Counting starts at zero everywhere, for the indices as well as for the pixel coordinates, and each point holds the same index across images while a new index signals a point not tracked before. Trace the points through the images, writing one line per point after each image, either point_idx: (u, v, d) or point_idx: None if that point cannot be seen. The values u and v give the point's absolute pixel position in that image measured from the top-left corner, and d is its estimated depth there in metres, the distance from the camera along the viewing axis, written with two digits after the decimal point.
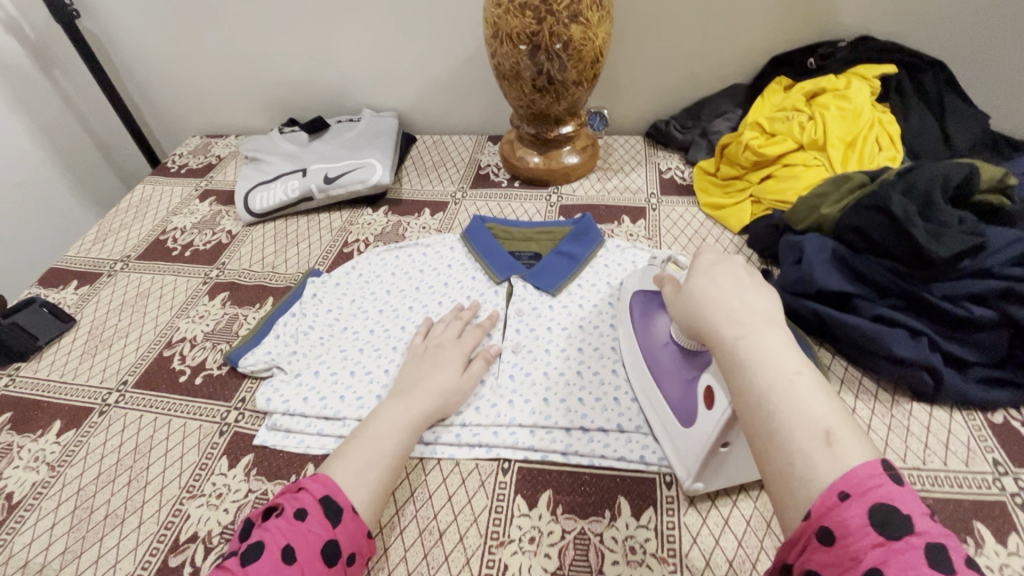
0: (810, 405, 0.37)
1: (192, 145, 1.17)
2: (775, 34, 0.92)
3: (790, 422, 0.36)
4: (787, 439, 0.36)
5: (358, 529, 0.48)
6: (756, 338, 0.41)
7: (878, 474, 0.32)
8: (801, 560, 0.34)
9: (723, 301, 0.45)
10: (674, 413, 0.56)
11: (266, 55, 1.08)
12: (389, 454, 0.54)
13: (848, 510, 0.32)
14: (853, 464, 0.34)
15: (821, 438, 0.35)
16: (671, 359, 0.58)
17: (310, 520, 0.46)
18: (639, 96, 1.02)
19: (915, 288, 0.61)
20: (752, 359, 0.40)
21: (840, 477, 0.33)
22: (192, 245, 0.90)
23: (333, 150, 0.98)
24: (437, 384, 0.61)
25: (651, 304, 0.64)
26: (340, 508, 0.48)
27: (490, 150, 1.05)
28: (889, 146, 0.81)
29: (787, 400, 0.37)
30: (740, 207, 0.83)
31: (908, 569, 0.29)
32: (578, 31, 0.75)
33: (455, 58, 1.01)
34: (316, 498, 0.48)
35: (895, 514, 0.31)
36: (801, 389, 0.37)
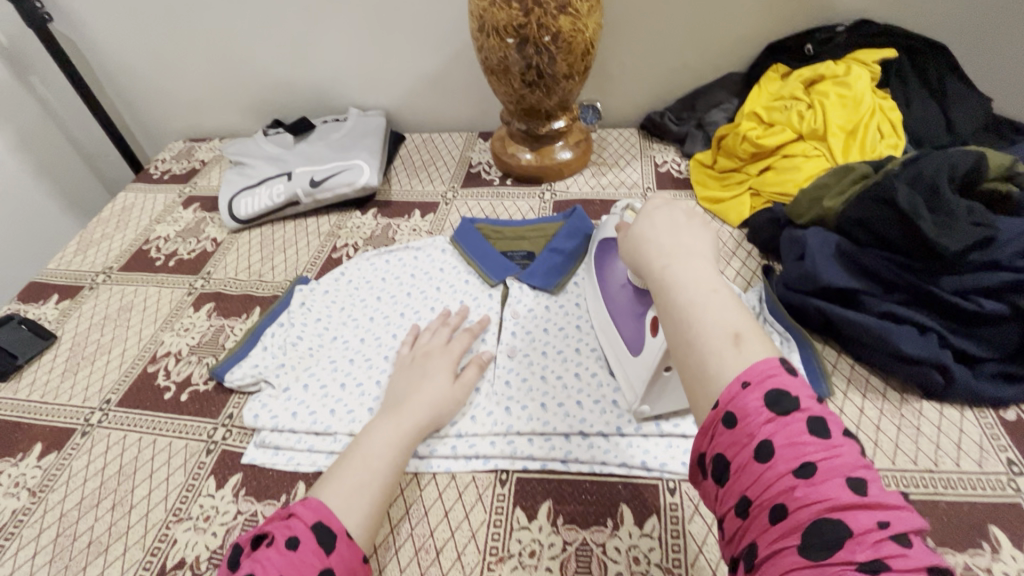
0: (720, 315, 0.37)
1: (175, 149, 1.14)
2: (770, 21, 0.90)
3: (703, 331, 0.37)
4: (699, 347, 0.37)
5: (352, 557, 0.45)
6: (683, 266, 0.41)
7: (776, 364, 0.34)
8: (707, 445, 0.34)
9: (656, 240, 0.45)
10: (626, 345, 0.60)
11: (247, 54, 1.04)
12: (385, 469, 0.52)
13: (747, 395, 0.33)
14: (756, 360, 0.34)
15: (729, 340, 0.36)
16: (626, 298, 0.61)
17: (305, 549, 0.43)
18: (632, 86, 0.99)
19: (921, 282, 0.59)
20: (675, 286, 0.40)
21: (743, 369, 0.34)
22: (176, 255, 0.87)
23: (319, 152, 0.95)
24: (430, 395, 0.59)
25: (608, 253, 0.68)
26: (335, 534, 0.45)
27: (482, 148, 1.03)
28: (891, 134, 0.79)
29: (701, 311, 0.38)
30: (740, 200, 0.81)
31: (794, 439, 0.31)
32: (567, 22, 0.72)
33: (442, 54, 0.98)
34: (309, 524, 0.45)
35: (786, 395, 0.32)
36: (716, 301, 0.38)
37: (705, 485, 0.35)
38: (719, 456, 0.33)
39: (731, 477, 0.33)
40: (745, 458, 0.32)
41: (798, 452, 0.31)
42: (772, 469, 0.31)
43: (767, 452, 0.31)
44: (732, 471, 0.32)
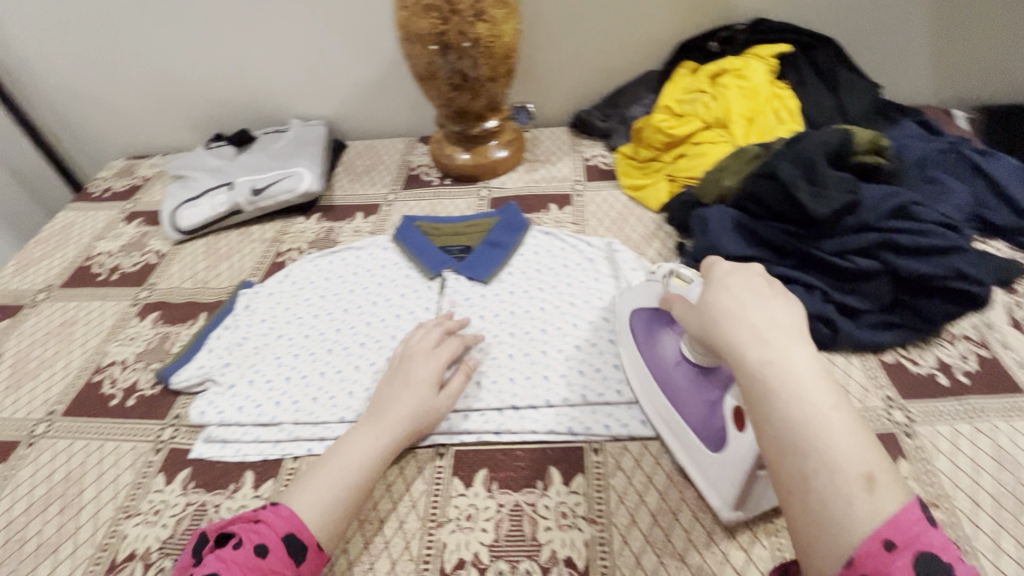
0: (844, 442, 0.34)
1: (115, 168, 1.14)
2: (678, 22, 0.98)
3: (825, 462, 0.34)
4: (823, 482, 0.33)
5: (319, 562, 0.49)
6: (783, 360, 0.37)
7: (920, 520, 0.31)
8: None
9: (745, 318, 0.40)
10: (696, 435, 0.54)
11: (185, 70, 1.06)
12: (354, 474, 0.54)
13: (893, 558, 0.30)
14: (895, 510, 0.32)
15: (862, 483, 0.33)
16: (687, 379, 0.56)
17: (273, 558, 0.46)
18: (560, 86, 1.06)
19: (807, 247, 0.66)
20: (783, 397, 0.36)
21: (884, 523, 0.31)
22: (119, 268, 0.88)
23: (261, 162, 0.98)
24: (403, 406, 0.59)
25: (655, 321, 0.61)
26: (304, 545, 0.48)
27: (422, 151, 1.07)
28: (787, 119, 0.87)
29: (822, 435, 0.34)
30: (658, 187, 0.88)
31: None
32: (484, 28, 0.77)
33: (377, 63, 1.02)
34: (280, 535, 0.48)
35: (936, 561, 0.30)
36: (836, 423, 0.34)
37: None
38: None
39: None
40: None
41: None
42: None
43: None
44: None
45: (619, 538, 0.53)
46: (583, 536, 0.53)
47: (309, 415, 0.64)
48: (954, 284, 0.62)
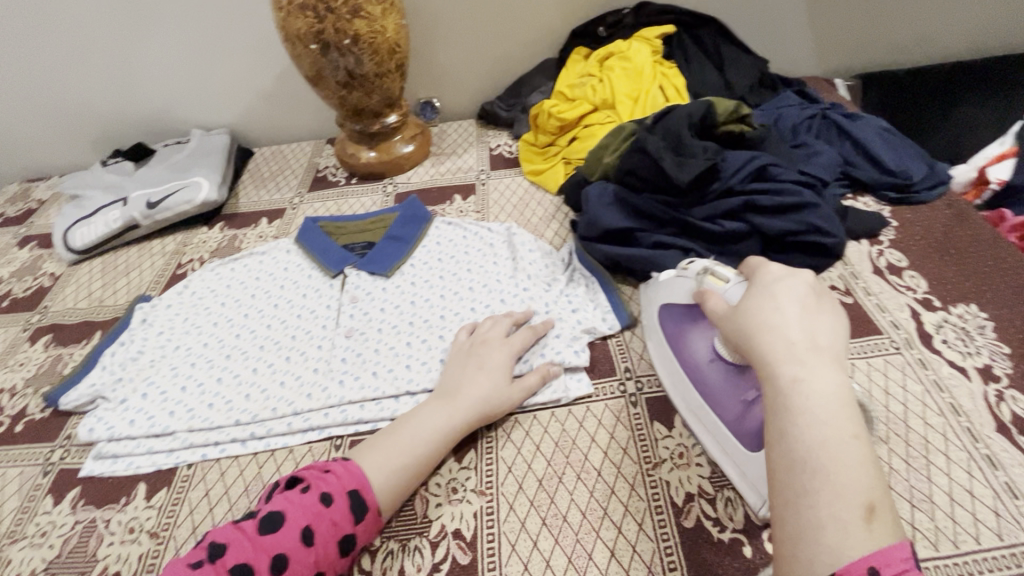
0: (855, 474, 0.35)
1: (9, 192, 1.09)
2: (567, 9, 1.00)
3: (831, 485, 0.35)
4: (825, 503, 0.34)
5: (376, 526, 0.51)
6: (817, 380, 0.38)
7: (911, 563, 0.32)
8: None
9: (781, 329, 0.41)
10: (732, 433, 0.53)
11: (72, 86, 1.03)
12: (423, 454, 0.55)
13: None
14: (888, 546, 0.33)
15: (862, 511, 0.34)
16: (722, 377, 0.56)
17: (335, 509, 0.49)
18: (461, 79, 1.07)
19: (680, 215, 0.70)
20: (806, 418, 0.37)
21: (875, 552, 0.32)
22: (10, 295, 0.85)
23: (158, 175, 0.96)
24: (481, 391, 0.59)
25: (691, 316, 0.61)
26: (367, 506, 0.50)
27: (329, 153, 1.07)
28: (672, 97, 0.91)
29: (836, 462, 0.35)
30: (555, 170, 0.90)
31: None
32: (363, 25, 0.78)
33: (273, 67, 1.01)
34: (349, 489, 0.50)
35: None
36: (851, 450, 0.35)
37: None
38: None
39: None
40: None
41: None
42: None
43: None
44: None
45: (506, 506, 0.55)
46: (472, 508, 0.55)
47: (204, 421, 0.64)
48: (808, 237, 0.66)
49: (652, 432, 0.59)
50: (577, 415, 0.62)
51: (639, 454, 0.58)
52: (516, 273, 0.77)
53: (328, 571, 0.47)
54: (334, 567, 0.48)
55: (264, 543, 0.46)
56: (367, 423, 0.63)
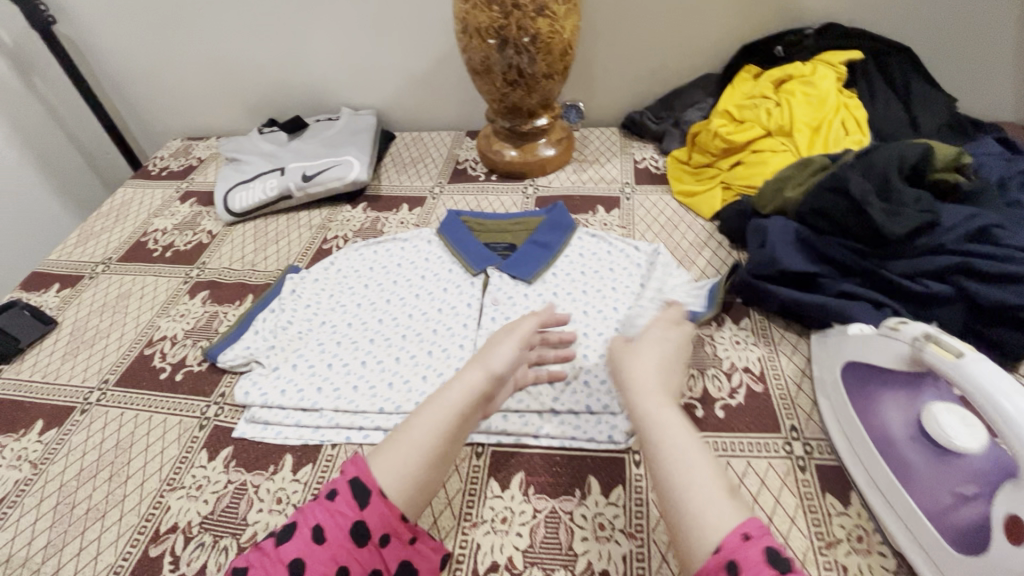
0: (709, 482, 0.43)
1: (172, 148, 1.17)
2: (743, 23, 0.94)
3: (696, 478, 0.44)
4: (694, 491, 0.43)
5: (390, 511, 0.46)
6: (673, 409, 0.49)
7: (760, 526, 0.40)
8: None
9: (645, 371, 0.53)
10: (932, 525, 0.46)
11: (243, 55, 1.08)
12: (447, 413, 0.51)
13: (748, 548, 0.38)
14: (745, 517, 0.41)
15: (723, 490, 0.43)
16: (925, 459, 0.49)
17: (339, 501, 0.46)
18: (613, 86, 1.03)
19: (874, 266, 0.63)
20: (668, 443, 0.46)
21: (740, 524, 0.40)
22: (173, 246, 0.91)
23: (311, 149, 0.99)
24: (499, 354, 0.57)
25: (879, 378, 0.54)
26: (368, 489, 0.46)
27: (469, 146, 1.06)
28: (855, 131, 0.83)
29: (694, 474, 0.44)
30: (712, 194, 0.85)
31: None
32: (545, 24, 0.76)
33: (431, 54, 1.01)
34: (348, 478, 0.47)
35: (779, 554, 0.38)
36: (703, 453, 0.46)
37: None
38: None
39: None
40: None
41: None
42: None
43: None
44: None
45: (658, 555, 0.51)
46: (621, 550, 0.51)
47: (349, 403, 0.64)
48: None
49: (826, 504, 0.53)
50: (736, 469, 0.56)
51: (810, 527, 0.51)
52: (659, 299, 0.71)
53: (353, 567, 0.44)
54: (360, 562, 0.44)
55: (280, 554, 0.44)
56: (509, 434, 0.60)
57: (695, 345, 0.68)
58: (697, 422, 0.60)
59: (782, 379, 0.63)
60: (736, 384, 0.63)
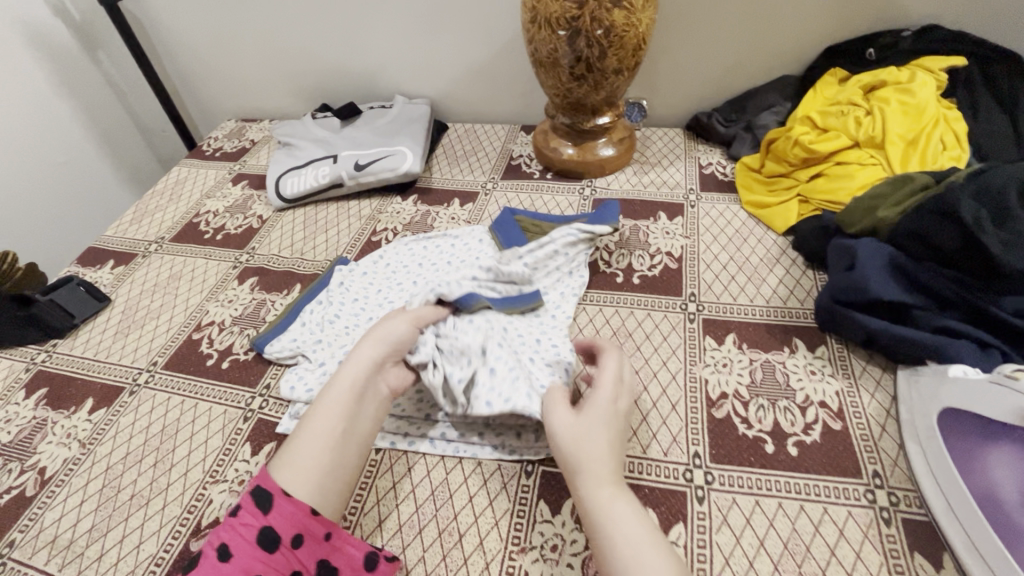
0: (648, 550, 0.42)
1: (226, 129, 1.17)
2: (832, 22, 0.86)
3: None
4: None
5: (298, 510, 0.46)
6: (626, 505, 0.45)
7: None
8: None
9: (592, 451, 0.48)
10: None
11: (301, 37, 1.06)
12: (345, 387, 0.53)
13: None
14: None
15: None
16: None
17: (242, 514, 0.46)
18: (681, 84, 0.97)
19: (981, 302, 0.56)
20: (614, 520, 0.44)
21: None
22: (223, 229, 0.90)
23: (364, 137, 0.98)
24: (392, 327, 0.58)
25: (984, 430, 0.48)
26: (270, 495, 0.46)
27: (524, 141, 1.02)
28: (955, 146, 0.75)
29: (637, 552, 0.41)
30: (787, 206, 0.79)
31: None
32: (620, 16, 0.72)
33: (491, 44, 0.98)
34: (249, 493, 0.47)
35: None
36: (647, 547, 0.42)
37: None
38: None
39: None
40: None
41: None
42: None
43: None
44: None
45: None
46: None
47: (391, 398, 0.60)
48: None
49: (915, 565, 0.47)
50: (812, 515, 0.51)
51: None
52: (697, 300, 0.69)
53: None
54: (275, 568, 0.44)
55: None
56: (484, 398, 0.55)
57: (765, 372, 0.62)
58: (767, 459, 0.55)
59: (864, 418, 0.57)
60: (812, 420, 0.58)
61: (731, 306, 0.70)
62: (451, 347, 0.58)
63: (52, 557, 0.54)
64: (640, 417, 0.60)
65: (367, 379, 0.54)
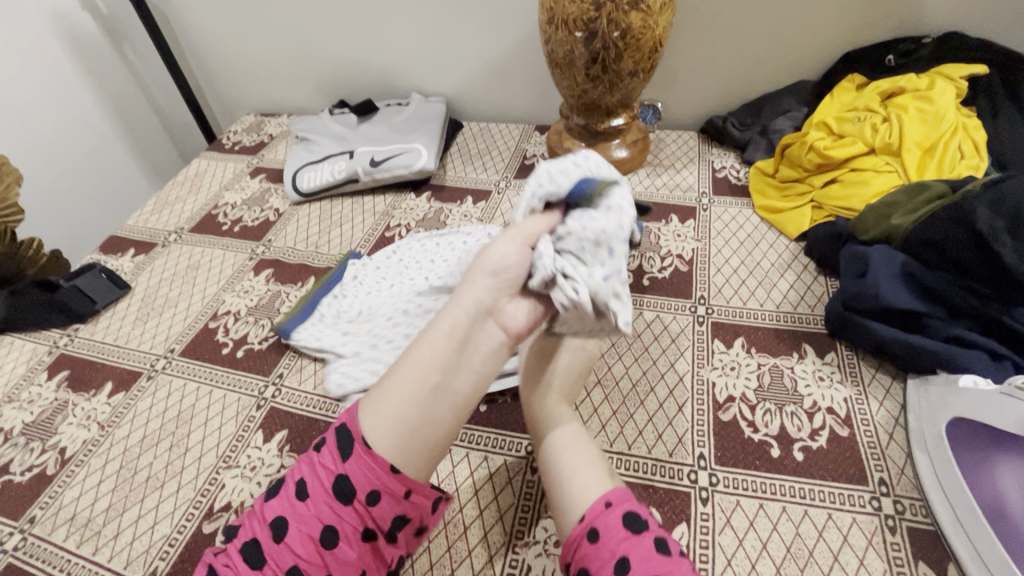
0: (590, 472, 0.48)
1: (246, 122, 1.20)
2: (851, 27, 0.86)
3: (574, 487, 0.47)
4: (571, 500, 0.46)
5: (374, 464, 0.42)
6: (570, 434, 0.52)
7: (621, 494, 0.45)
8: (571, 556, 0.44)
9: (549, 392, 0.56)
10: None
11: (320, 34, 1.08)
12: (444, 333, 0.45)
13: (607, 515, 0.43)
14: (611, 491, 0.46)
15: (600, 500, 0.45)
16: None
17: (324, 455, 0.44)
18: (696, 87, 0.97)
19: (994, 313, 0.56)
20: (558, 444, 0.51)
21: (603, 496, 0.45)
22: (241, 221, 0.92)
23: (380, 134, 0.99)
24: (501, 253, 0.45)
25: (995, 440, 0.48)
26: (351, 439, 0.43)
27: (538, 140, 1.03)
28: (973, 155, 0.74)
29: (576, 469, 0.48)
30: (800, 212, 0.79)
31: (645, 554, 0.41)
32: (637, 19, 0.72)
33: (508, 44, 0.98)
34: (335, 430, 0.45)
35: (639, 518, 0.43)
36: (585, 466, 0.48)
37: None
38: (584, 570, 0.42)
39: None
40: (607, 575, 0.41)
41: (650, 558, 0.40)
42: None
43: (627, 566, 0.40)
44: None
45: None
46: None
47: None
48: None
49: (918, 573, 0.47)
50: (815, 520, 0.51)
51: None
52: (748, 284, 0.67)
53: (339, 527, 0.42)
54: (346, 519, 0.42)
55: (264, 512, 0.44)
56: (622, 313, 0.46)
57: (772, 376, 0.62)
58: (772, 463, 0.55)
59: (871, 425, 0.57)
60: (819, 426, 0.58)
61: (741, 309, 0.70)
62: (585, 242, 0.45)
63: (70, 534, 0.56)
64: (646, 417, 0.60)
65: (483, 313, 0.45)
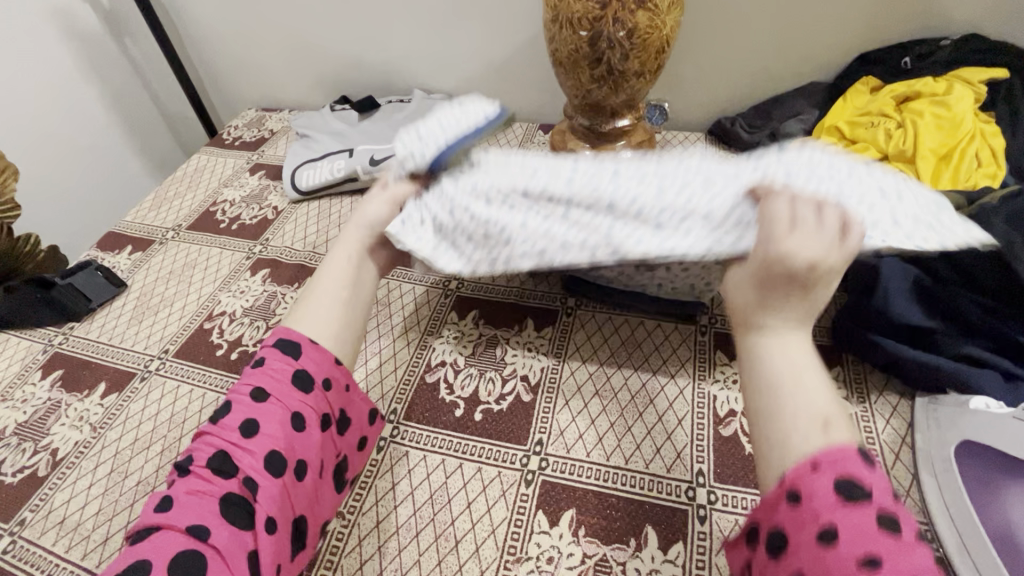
0: (808, 397, 0.38)
1: (247, 117, 1.18)
2: (866, 28, 0.83)
3: (791, 410, 0.37)
4: (778, 422, 0.37)
5: (323, 357, 0.49)
6: (785, 339, 0.41)
7: (852, 453, 0.34)
8: (763, 517, 0.36)
9: (771, 279, 0.43)
10: None
11: (323, 29, 1.06)
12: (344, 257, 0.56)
13: (817, 478, 0.34)
14: (836, 445, 0.35)
15: (817, 424, 0.36)
16: None
17: (273, 360, 0.48)
18: (704, 88, 0.95)
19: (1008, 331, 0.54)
20: (768, 346, 0.41)
21: (820, 449, 0.35)
22: (239, 219, 0.91)
23: (381, 132, 0.98)
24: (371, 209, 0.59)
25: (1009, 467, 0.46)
26: (296, 344, 0.49)
27: (541, 139, 1.01)
28: (991, 162, 0.72)
29: (784, 381, 0.39)
30: None
31: (862, 531, 0.31)
32: (644, 17, 0.70)
33: (513, 42, 0.96)
34: (271, 344, 0.49)
35: (857, 484, 0.33)
36: (805, 389, 0.38)
37: (756, 556, 0.37)
38: (778, 532, 0.35)
39: (787, 555, 0.34)
40: (807, 538, 0.33)
41: (866, 544, 0.31)
42: (834, 554, 0.31)
43: (831, 537, 0.32)
44: (788, 550, 0.34)
45: None
46: None
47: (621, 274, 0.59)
48: None
49: None
50: None
51: None
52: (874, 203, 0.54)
53: (307, 412, 0.47)
54: (312, 406, 0.47)
55: (223, 425, 0.45)
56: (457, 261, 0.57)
57: None
58: None
59: (876, 444, 0.56)
60: None
61: None
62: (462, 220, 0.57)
63: (60, 538, 0.56)
64: (645, 431, 0.59)
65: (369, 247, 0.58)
